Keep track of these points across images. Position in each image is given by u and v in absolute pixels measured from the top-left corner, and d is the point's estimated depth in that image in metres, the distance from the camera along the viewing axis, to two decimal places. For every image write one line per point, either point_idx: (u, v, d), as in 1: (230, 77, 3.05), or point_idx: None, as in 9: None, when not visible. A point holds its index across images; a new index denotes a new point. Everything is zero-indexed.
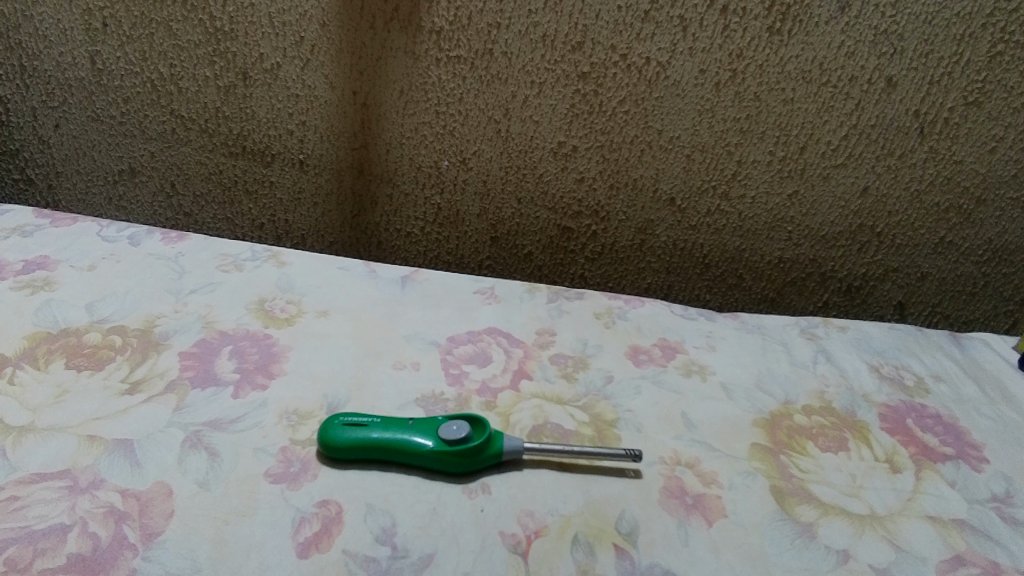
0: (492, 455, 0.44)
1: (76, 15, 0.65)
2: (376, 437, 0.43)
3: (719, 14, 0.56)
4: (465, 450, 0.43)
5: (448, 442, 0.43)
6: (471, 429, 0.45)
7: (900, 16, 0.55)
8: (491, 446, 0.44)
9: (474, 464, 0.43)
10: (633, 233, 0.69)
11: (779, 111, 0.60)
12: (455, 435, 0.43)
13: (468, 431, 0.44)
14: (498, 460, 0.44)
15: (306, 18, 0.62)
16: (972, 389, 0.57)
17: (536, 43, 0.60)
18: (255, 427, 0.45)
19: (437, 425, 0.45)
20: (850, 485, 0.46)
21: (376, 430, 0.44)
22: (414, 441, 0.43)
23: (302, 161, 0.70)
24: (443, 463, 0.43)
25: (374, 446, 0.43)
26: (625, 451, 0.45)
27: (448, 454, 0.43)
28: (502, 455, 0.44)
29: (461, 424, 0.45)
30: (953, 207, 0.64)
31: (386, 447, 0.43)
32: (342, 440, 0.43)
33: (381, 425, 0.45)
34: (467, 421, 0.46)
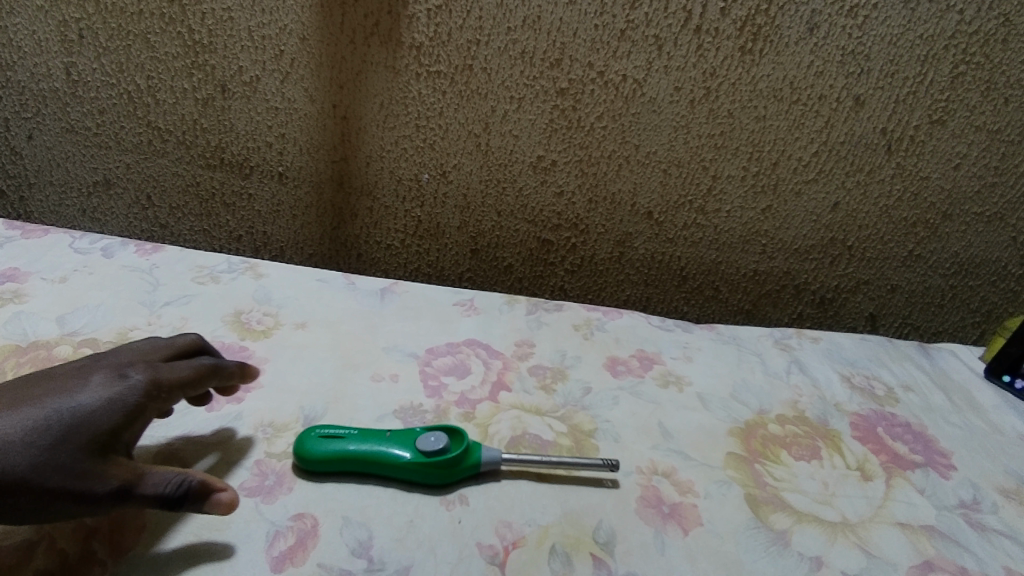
0: (470, 465, 0.44)
1: (51, 27, 0.64)
2: (352, 449, 0.43)
3: (693, 34, 0.58)
4: (443, 462, 0.43)
5: (427, 454, 0.43)
6: (449, 439, 0.45)
7: (866, 37, 0.57)
8: (469, 456, 0.44)
9: (452, 475, 0.43)
10: (611, 245, 0.70)
11: (752, 128, 0.62)
12: (433, 446, 0.43)
13: (445, 442, 0.44)
14: (476, 471, 0.44)
15: (286, 32, 0.62)
16: (940, 398, 0.59)
17: (515, 60, 0.60)
18: (229, 441, 0.45)
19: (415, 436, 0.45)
20: (822, 493, 0.47)
21: (353, 442, 0.43)
22: (391, 452, 0.43)
23: (281, 173, 0.70)
24: (421, 475, 0.43)
25: (351, 458, 0.43)
26: (603, 461, 0.45)
27: (426, 465, 0.43)
28: (480, 466, 0.44)
29: (438, 434, 0.45)
30: (920, 222, 0.66)
31: (363, 459, 0.43)
32: (319, 452, 0.43)
33: (358, 436, 0.44)
34: (446, 432, 0.46)
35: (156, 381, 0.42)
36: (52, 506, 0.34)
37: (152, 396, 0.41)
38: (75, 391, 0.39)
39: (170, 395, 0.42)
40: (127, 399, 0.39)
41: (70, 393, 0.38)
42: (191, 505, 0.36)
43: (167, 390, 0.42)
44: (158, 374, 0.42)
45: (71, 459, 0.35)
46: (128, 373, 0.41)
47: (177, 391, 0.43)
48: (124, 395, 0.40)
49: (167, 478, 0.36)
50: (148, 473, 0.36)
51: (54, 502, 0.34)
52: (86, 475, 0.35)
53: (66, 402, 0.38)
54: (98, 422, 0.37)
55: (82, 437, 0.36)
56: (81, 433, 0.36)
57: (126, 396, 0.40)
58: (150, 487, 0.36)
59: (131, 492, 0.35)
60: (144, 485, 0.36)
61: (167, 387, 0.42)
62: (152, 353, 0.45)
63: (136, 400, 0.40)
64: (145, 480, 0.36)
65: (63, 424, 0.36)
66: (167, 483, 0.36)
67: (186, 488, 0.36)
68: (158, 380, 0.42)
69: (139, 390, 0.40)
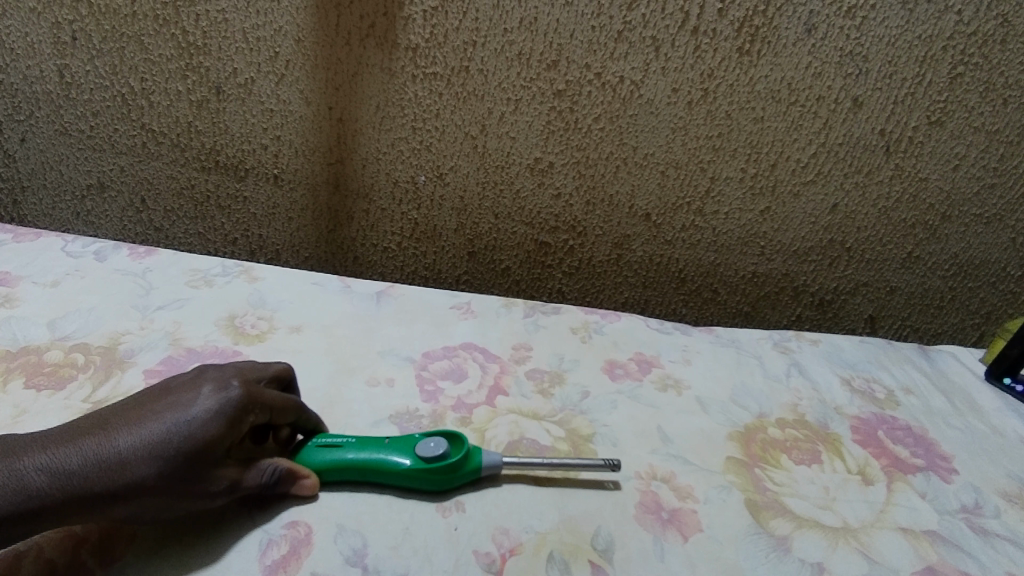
0: (472, 470, 0.43)
1: (44, 29, 0.64)
2: (351, 458, 0.42)
3: (690, 35, 0.57)
4: (444, 467, 0.42)
5: (426, 459, 0.42)
6: (449, 445, 0.44)
7: (864, 39, 0.56)
8: (470, 461, 0.43)
9: (453, 480, 0.43)
10: (610, 247, 0.70)
11: (750, 129, 0.61)
12: (433, 452, 0.42)
13: (446, 446, 0.43)
14: (477, 474, 0.43)
15: (281, 34, 0.61)
16: (940, 401, 0.58)
17: (511, 61, 0.60)
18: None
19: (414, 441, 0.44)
20: (823, 498, 0.46)
21: (351, 451, 0.43)
22: (390, 459, 0.42)
23: (276, 176, 0.69)
24: (421, 481, 0.42)
25: (350, 466, 0.42)
26: (605, 461, 0.45)
27: (426, 471, 0.42)
28: (481, 470, 0.43)
29: (438, 439, 0.44)
30: (920, 223, 0.65)
31: (362, 466, 0.42)
32: (317, 463, 0.42)
33: (356, 444, 0.43)
34: (447, 436, 0.45)
35: (255, 399, 0.40)
36: (173, 505, 0.36)
37: (248, 411, 0.39)
38: (183, 402, 0.38)
39: (264, 413, 0.40)
40: (228, 412, 0.38)
41: (180, 404, 0.38)
42: (283, 488, 0.40)
43: (263, 409, 0.40)
44: (256, 391, 0.40)
45: (186, 468, 0.36)
46: (230, 384, 0.40)
47: (271, 411, 0.41)
48: (226, 406, 0.38)
49: (263, 468, 0.40)
50: (246, 466, 0.39)
51: (173, 501, 0.36)
52: (200, 477, 0.37)
53: (176, 413, 0.37)
54: (204, 433, 0.37)
55: (193, 447, 0.36)
56: (188, 443, 0.36)
57: (228, 408, 0.38)
58: (252, 478, 0.39)
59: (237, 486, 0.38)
60: (248, 479, 0.39)
61: (263, 405, 0.40)
62: (250, 370, 0.43)
63: (236, 414, 0.38)
64: (248, 475, 0.39)
65: (173, 435, 0.36)
66: (265, 472, 0.39)
67: (281, 474, 0.40)
68: (256, 398, 0.40)
69: (240, 402, 0.39)
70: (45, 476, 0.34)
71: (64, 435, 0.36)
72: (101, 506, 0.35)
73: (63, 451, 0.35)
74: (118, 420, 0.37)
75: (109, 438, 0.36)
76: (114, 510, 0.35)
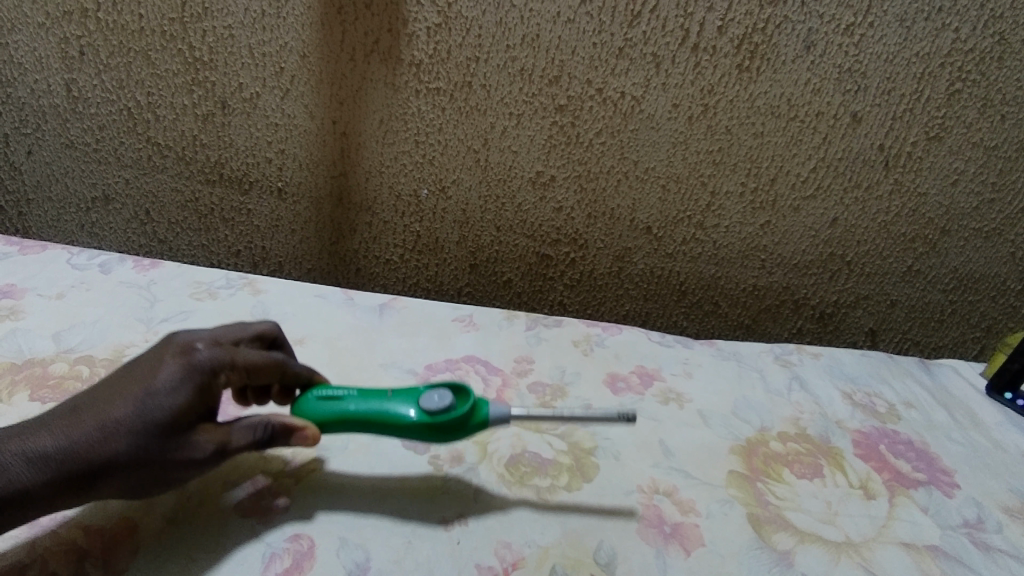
0: (479, 424, 0.41)
1: (52, 44, 0.64)
2: (352, 410, 0.40)
3: (690, 52, 0.58)
4: (448, 422, 0.40)
5: (430, 413, 0.40)
6: (454, 395, 0.41)
7: (863, 56, 0.57)
8: (476, 414, 0.41)
9: (460, 434, 0.41)
10: (611, 260, 0.70)
11: (750, 144, 0.62)
12: (437, 405, 0.40)
13: (451, 399, 0.41)
14: (485, 428, 0.41)
15: (286, 50, 0.62)
16: (941, 415, 0.59)
17: (514, 77, 0.61)
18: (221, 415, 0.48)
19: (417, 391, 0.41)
20: (825, 512, 0.46)
21: (352, 403, 0.41)
22: (391, 413, 0.40)
23: (280, 189, 0.70)
24: (425, 435, 0.40)
25: (348, 419, 0.40)
26: (617, 413, 0.44)
27: (429, 426, 0.40)
28: (489, 423, 0.41)
29: (442, 391, 0.41)
30: (919, 237, 0.66)
31: (363, 420, 0.40)
32: (318, 415, 0.40)
33: (356, 396, 0.41)
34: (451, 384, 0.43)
35: (226, 357, 0.40)
36: (162, 476, 0.35)
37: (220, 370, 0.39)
38: (151, 370, 0.37)
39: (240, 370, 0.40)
40: (197, 372, 0.38)
41: (148, 372, 0.37)
42: (280, 442, 0.39)
43: (237, 366, 0.40)
44: (225, 350, 0.40)
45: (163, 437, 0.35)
46: (195, 346, 0.39)
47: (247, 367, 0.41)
48: (193, 366, 0.38)
49: (253, 425, 0.38)
50: (233, 428, 0.37)
51: (160, 472, 0.35)
52: (182, 444, 0.35)
53: (144, 383, 0.36)
54: (173, 399, 0.36)
55: (165, 415, 0.35)
56: (160, 411, 0.35)
57: (197, 369, 0.38)
58: (242, 439, 0.37)
59: (227, 448, 0.37)
60: (236, 440, 0.37)
61: (236, 363, 0.40)
62: (223, 333, 0.43)
63: (207, 375, 0.38)
64: (236, 436, 0.37)
65: (144, 404, 0.35)
66: (255, 430, 0.38)
67: (272, 429, 0.38)
68: (227, 356, 0.40)
69: (209, 362, 0.39)
70: (22, 463, 0.33)
71: (40, 422, 0.35)
72: (87, 485, 0.34)
73: (40, 437, 0.34)
74: (93, 400, 0.36)
75: (83, 417, 0.35)
76: (102, 488, 0.34)
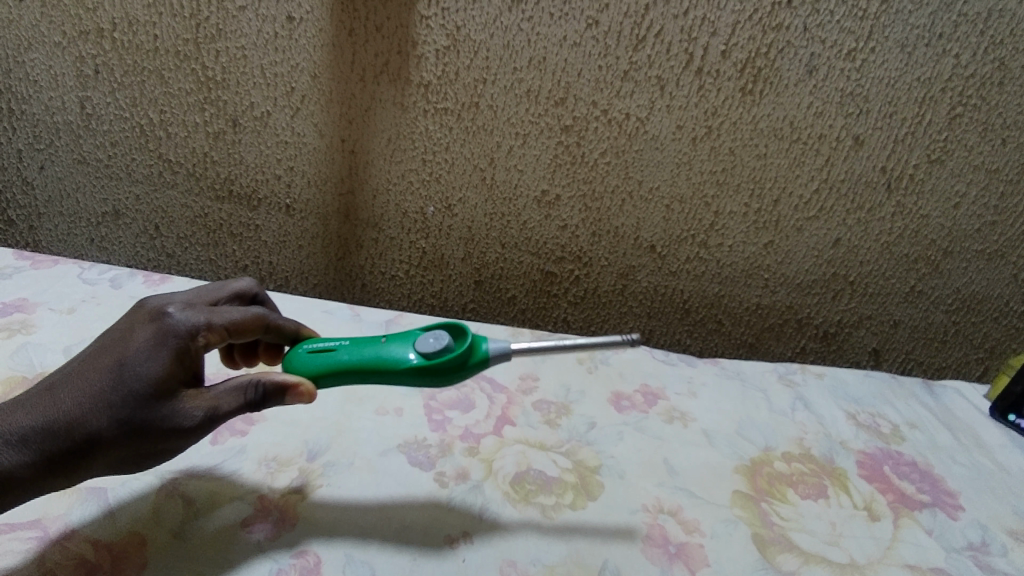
0: (479, 362, 0.41)
1: (67, 62, 0.66)
2: (345, 358, 0.41)
3: (694, 75, 0.59)
4: (447, 361, 0.40)
5: (427, 355, 0.41)
6: (449, 337, 0.42)
7: (865, 80, 0.58)
8: (475, 353, 0.41)
9: (460, 374, 0.41)
10: (615, 278, 0.70)
11: (753, 165, 0.63)
12: (432, 347, 0.41)
13: (446, 341, 0.41)
14: (486, 365, 0.42)
15: (297, 70, 0.63)
16: (945, 436, 0.59)
17: (521, 98, 0.62)
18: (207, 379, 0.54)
19: (411, 336, 0.42)
20: (830, 533, 0.46)
21: (344, 352, 0.41)
22: (388, 358, 0.41)
23: (288, 206, 0.71)
24: (425, 379, 0.41)
25: (346, 368, 0.41)
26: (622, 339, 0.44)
27: (429, 368, 0.40)
28: (489, 360, 0.42)
29: (437, 334, 0.42)
30: (922, 258, 0.66)
31: (359, 368, 0.41)
32: (312, 366, 0.41)
33: (350, 346, 0.42)
34: (444, 327, 0.43)
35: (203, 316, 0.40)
36: (152, 448, 0.36)
37: (196, 330, 0.39)
38: (127, 341, 0.37)
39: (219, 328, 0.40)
40: (172, 335, 0.38)
41: (124, 344, 0.37)
42: (274, 402, 0.38)
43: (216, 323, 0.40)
44: (201, 310, 0.40)
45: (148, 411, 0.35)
46: (167, 308, 0.39)
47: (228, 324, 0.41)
48: (168, 329, 0.38)
49: (245, 387, 0.37)
50: (223, 391, 0.37)
51: (149, 444, 0.35)
52: (169, 412, 0.36)
53: (122, 357, 0.36)
54: (151, 368, 0.36)
55: (144, 386, 0.35)
56: (140, 382, 0.35)
57: (172, 332, 0.38)
58: (232, 401, 0.37)
59: (219, 412, 0.37)
60: (227, 403, 0.37)
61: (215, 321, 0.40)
62: (198, 298, 0.43)
63: (182, 337, 0.38)
64: (226, 400, 0.37)
65: (124, 377, 0.35)
66: (245, 391, 0.37)
67: (264, 391, 0.38)
68: (202, 315, 0.40)
69: (185, 322, 0.38)
70: (4, 447, 0.33)
71: (17, 403, 0.35)
72: (76, 463, 0.34)
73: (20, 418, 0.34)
74: (69, 377, 0.36)
75: (62, 396, 0.35)
76: (92, 464, 0.35)
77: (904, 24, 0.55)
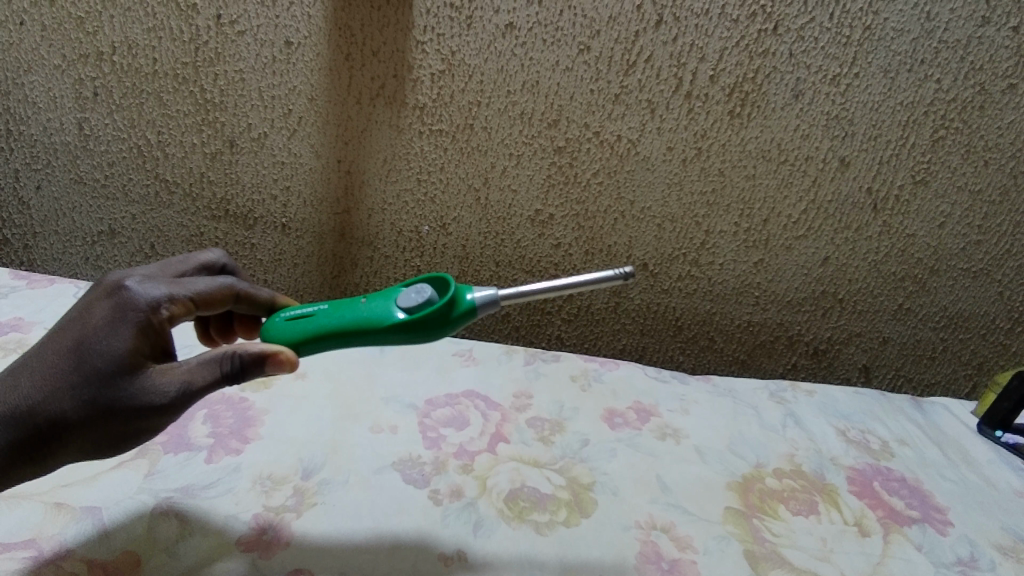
0: (465, 312, 0.40)
1: (66, 84, 0.67)
2: (324, 322, 0.41)
3: (684, 99, 0.60)
4: (431, 313, 0.40)
5: (410, 310, 0.40)
6: (433, 289, 0.41)
7: (850, 104, 0.59)
8: (458, 305, 0.41)
9: (446, 326, 0.40)
10: (608, 296, 0.71)
11: (742, 186, 0.64)
12: (414, 301, 0.40)
13: (426, 294, 0.40)
14: (474, 315, 0.41)
15: (295, 93, 0.64)
16: (934, 453, 0.59)
17: (514, 120, 0.63)
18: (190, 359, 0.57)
19: (392, 293, 0.41)
20: (821, 549, 0.47)
21: (322, 316, 0.42)
22: (370, 318, 0.41)
23: (284, 225, 0.71)
24: (412, 334, 0.40)
25: (326, 331, 0.41)
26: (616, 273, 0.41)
27: (414, 321, 0.40)
28: (477, 310, 0.41)
29: (419, 287, 0.41)
30: (909, 276, 0.67)
31: (344, 330, 0.41)
32: (292, 334, 0.41)
33: (329, 310, 0.42)
34: (427, 281, 0.42)
35: (166, 288, 0.39)
36: (125, 429, 0.36)
37: (157, 302, 0.38)
38: (86, 318, 0.38)
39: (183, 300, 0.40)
40: (132, 309, 0.37)
41: (84, 322, 0.38)
42: (252, 375, 0.38)
43: (179, 295, 0.40)
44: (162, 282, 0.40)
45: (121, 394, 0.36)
46: (124, 281, 0.39)
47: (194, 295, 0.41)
48: (127, 303, 0.38)
49: (223, 360, 0.37)
50: (199, 365, 0.37)
51: (123, 425, 0.36)
52: (140, 389, 0.36)
53: (92, 339, 0.36)
54: (114, 345, 0.36)
55: (108, 364, 0.36)
56: (106, 363, 0.36)
57: (130, 306, 0.38)
58: (207, 375, 0.37)
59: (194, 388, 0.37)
60: (201, 377, 0.37)
61: (178, 292, 0.40)
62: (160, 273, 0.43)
63: (143, 311, 0.38)
64: (200, 374, 0.37)
65: (92, 358, 0.36)
66: (222, 363, 0.37)
67: (241, 364, 0.38)
68: (164, 287, 0.39)
69: (144, 295, 0.38)
70: None
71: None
72: (52, 446, 0.35)
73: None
74: (31, 361, 0.36)
75: (24, 379, 0.36)
76: (67, 447, 0.36)
77: (886, 50, 0.57)
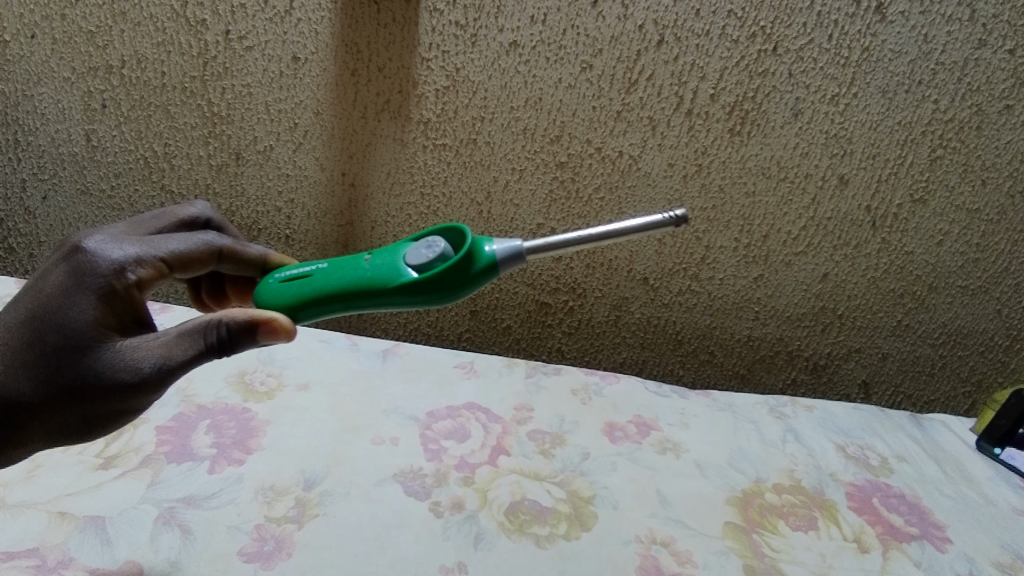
0: (486, 269, 0.41)
1: (75, 96, 0.67)
2: (322, 283, 0.43)
3: (685, 116, 0.61)
4: (445, 268, 0.40)
5: (424, 267, 0.41)
6: (448, 245, 0.42)
7: (848, 123, 0.60)
8: (476, 262, 0.41)
9: (462, 287, 0.41)
10: (609, 309, 0.72)
11: (742, 202, 0.64)
12: (426, 257, 0.41)
13: (437, 251, 0.41)
14: (496, 272, 0.41)
15: (301, 107, 0.65)
16: (933, 469, 0.60)
17: (518, 136, 0.64)
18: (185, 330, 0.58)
19: (402, 250, 0.43)
20: (820, 565, 0.47)
21: (320, 277, 0.43)
22: (380, 275, 0.42)
23: (288, 236, 0.72)
24: (423, 295, 0.41)
25: (323, 293, 0.43)
26: (668, 217, 0.40)
27: (422, 280, 0.41)
28: (498, 265, 0.41)
29: (431, 243, 0.42)
30: (907, 293, 0.68)
31: (350, 289, 0.42)
32: (288, 296, 0.44)
33: (327, 270, 0.44)
34: (441, 235, 0.43)
35: (131, 250, 0.39)
36: (108, 402, 0.37)
37: (122, 266, 0.38)
38: (44, 283, 0.38)
39: (152, 261, 0.40)
40: (92, 276, 0.38)
41: (43, 289, 0.38)
42: (240, 344, 0.39)
43: (146, 256, 0.40)
44: (128, 242, 0.40)
45: (102, 361, 0.36)
46: (83, 243, 0.39)
47: (164, 255, 0.41)
48: (87, 268, 0.38)
49: (209, 329, 0.38)
50: (188, 334, 0.38)
51: (106, 394, 0.36)
52: (123, 360, 0.37)
53: (57, 309, 0.37)
54: (76, 315, 0.37)
55: (77, 335, 0.36)
56: (77, 334, 0.36)
57: (90, 272, 0.38)
58: (193, 346, 0.38)
59: (181, 357, 0.37)
60: (186, 348, 0.37)
61: (145, 253, 0.40)
62: (128, 231, 0.44)
63: (107, 278, 0.38)
64: (184, 344, 0.38)
65: (60, 331, 0.36)
66: (207, 334, 0.38)
67: (228, 333, 0.38)
68: (129, 249, 0.39)
69: (106, 259, 0.38)
70: None
71: None
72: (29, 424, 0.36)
73: None
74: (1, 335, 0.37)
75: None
76: (47, 425, 0.37)
77: (884, 71, 0.58)
